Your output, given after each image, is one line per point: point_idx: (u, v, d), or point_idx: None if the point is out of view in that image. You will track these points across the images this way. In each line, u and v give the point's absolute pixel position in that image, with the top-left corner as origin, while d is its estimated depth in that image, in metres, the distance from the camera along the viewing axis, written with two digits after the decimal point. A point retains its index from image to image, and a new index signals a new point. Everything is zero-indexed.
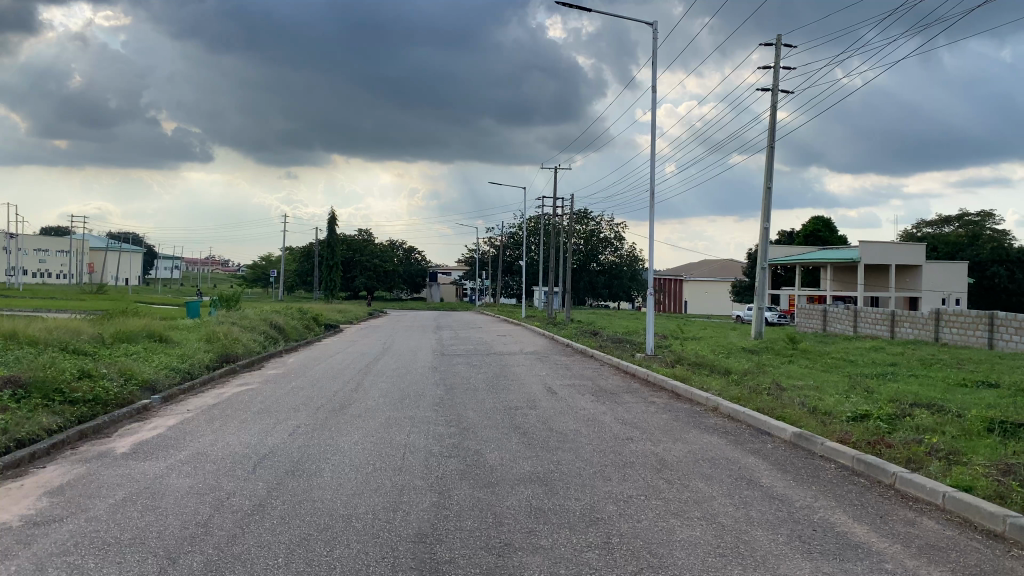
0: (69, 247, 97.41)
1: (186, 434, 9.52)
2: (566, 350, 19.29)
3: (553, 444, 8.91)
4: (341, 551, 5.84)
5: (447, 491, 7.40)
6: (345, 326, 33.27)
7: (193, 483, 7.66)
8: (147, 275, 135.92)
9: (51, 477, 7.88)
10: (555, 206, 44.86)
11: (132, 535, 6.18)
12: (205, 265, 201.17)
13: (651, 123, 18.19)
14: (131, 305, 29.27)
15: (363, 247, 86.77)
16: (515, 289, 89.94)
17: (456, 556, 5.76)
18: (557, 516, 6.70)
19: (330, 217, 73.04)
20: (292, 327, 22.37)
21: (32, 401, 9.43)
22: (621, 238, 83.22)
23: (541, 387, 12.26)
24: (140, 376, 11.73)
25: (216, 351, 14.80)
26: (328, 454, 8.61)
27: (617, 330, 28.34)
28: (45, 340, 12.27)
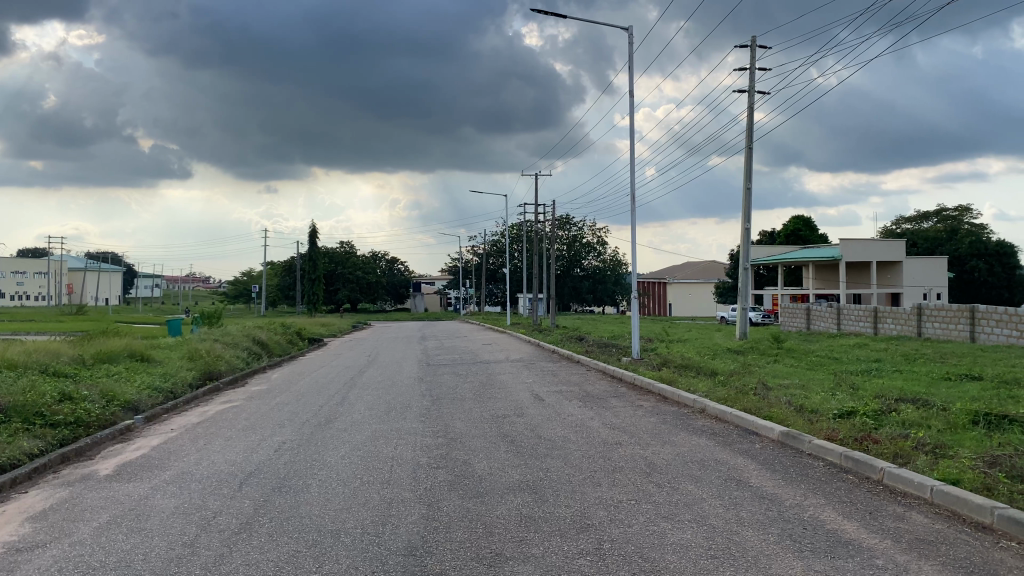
0: (46, 269, 96.24)
1: (170, 454, 9.41)
2: (554, 356, 19.27)
3: (542, 452, 8.88)
4: (330, 566, 5.79)
5: (436, 503, 7.34)
6: (329, 339, 33.08)
7: (178, 504, 7.56)
8: (127, 294, 134.60)
9: (33, 502, 7.76)
10: (536, 212, 44.78)
11: (117, 559, 6.09)
12: (187, 282, 199.42)
13: (629, 128, 18.23)
14: (111, 326, 28.86)
15: (346, 260, 86.40)
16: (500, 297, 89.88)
17: (447, 567, 5.73)
18: (547, 523, 6.67)
19: (312, 231, 72.69)
20: (275, 342, 22.17)
21: (12, 425, 9.28)
22: (603, 243, 83.37)
23: (528, 394, 12.23)
24: (122, 397, 11.57)
25: (198, 369, 14.62)
26: (315, 469, 8.53)
27: (602, 335, 28.47)
28: (24, 363, 12.08)
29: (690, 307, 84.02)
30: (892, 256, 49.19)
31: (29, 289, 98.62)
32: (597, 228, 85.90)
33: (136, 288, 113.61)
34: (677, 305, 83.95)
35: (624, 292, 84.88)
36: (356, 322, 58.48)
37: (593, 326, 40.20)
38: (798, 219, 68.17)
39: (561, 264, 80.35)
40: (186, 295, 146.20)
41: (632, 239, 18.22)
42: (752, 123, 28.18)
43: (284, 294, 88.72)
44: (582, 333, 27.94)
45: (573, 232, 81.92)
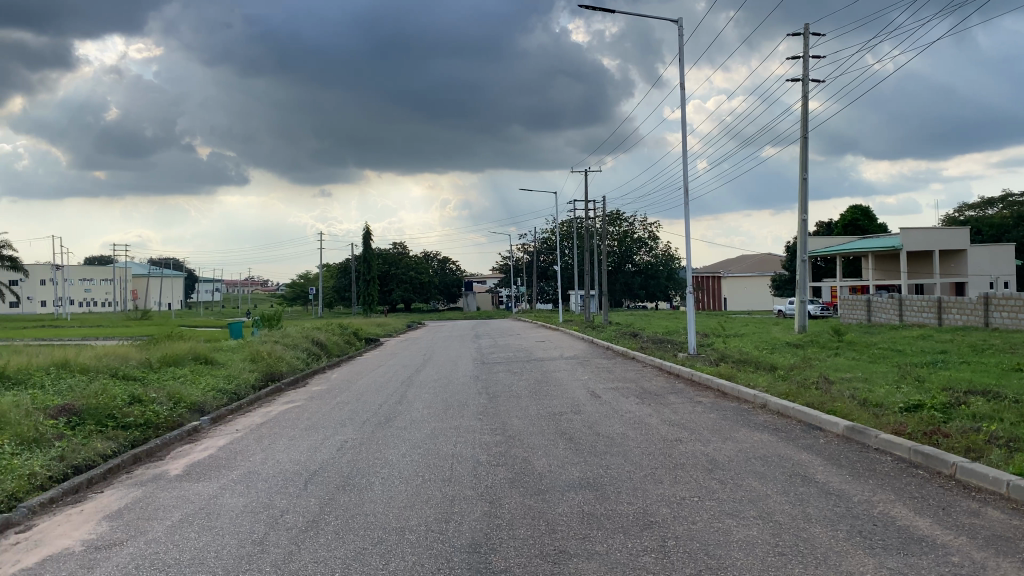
0: (111, 275, 99.09)
1: (237, 453, 9.67)
2: (608, 353, 19.22)
3: (601, 449, 8.85)
4: (396, 563, 5.89)
5: (498, 500, 7.39)
6: (385, 339, 33.43)
7: (247, 502, 7.75)
8: (190, 298, 138.32)
9: (109, 502, 8.06)
10: (587, 207, 44.55)
11: (191, 556, 6.27)
12: (247, 284, 204.95)
13: (682, 121, 18.03)
14: (177, 330, 29.65)
15: (398, 261, 87.31)
16: (551, 294, 89.77)
17: (511, 564, 5.76)
18: (610, 520, 6.66)
19: (365, 233, 73.47)
20: (334, 343, 22.51)
21: (86, 428, 9.71)
22: (654, 237, 82.72)
23: (585, 392, 12.18)
24: (189, 399, 11.87)
25: (261, 371, 14.93)
26: (377, 467, 8.67)
27: (657, 331, 28.21)
28: (94, 367, 12.52)
29: (743, 301, 82.83)
30: (956, 244, 47.73)
31: (96, 295, 101.61)
32: (648, 222, 85.27)
33: (197, 291, 116.22)
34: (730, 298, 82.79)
35: (677, 287, 84.07)
36: (411, 321, 58.98)
37: (645, 322, 39.68)
38: (856, 209, 66.57)
39: (612, 259, 79.95)
40: (246, 298, 149.86)
41: (688, 233, 17.97)
42: (808, 112, 27.57)
43: (340, 294, 90.25)
44: (638, 330, 27.79)
45: (623, 228, 81.41)
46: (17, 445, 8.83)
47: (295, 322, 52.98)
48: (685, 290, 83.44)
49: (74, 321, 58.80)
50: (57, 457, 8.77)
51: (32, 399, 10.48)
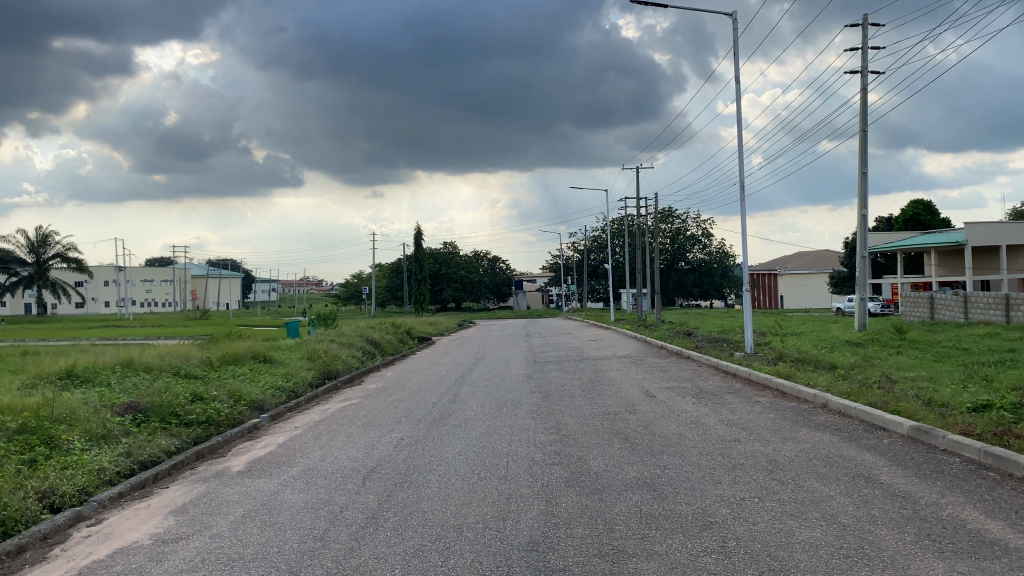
0: (172, 276, 101.81)
1: (295, 450, 9.83)
2: (662, 352, 19.06)
3: (658, 449, 8.76)
4: (455, 560, 5.92)
5: (555, 499, 7.39)
6: (439, 338, 33.69)
7: (307, 498, 7.88)
8: (248, 298, 141.28)
9: (174, 497, 8.27)
10: (640, 205, 44.24)
11: (255, 551, 6.39)
12: (300, 284, 208.56)
13: (738, 116, 17.79)
14: (237, 329, 30.33)
15: (449, 260, 87.84)
16: (602, 293, 89.37)
17: (571, 563, 5.74)
18: (669, 521, 6.60)
19: (416, 233, 74.13)
20: (388, 342, 22.73)
21: (151, 425, 9.99)
22: (708, 235, 81.75)
23: (640, 392, 12.09)
24: (248, 397, 12.11)
25: (318, 369, 15.14)
26: (434, 465, 8.72)
27: (711, 329, 27.86)
28: (158, 366, 12.87)
29: (799, 299, 81.38)
30: None
31: (158, 296, 104.41)
32: (699, 219, 84.37)
33: (253, 292, 118.72)
34: (785, 296, 81.34)
35: (732, 285, 82.89)
36: (462, 320, 59.26)
37: (704, 321, 37.04)
38: (917, 203, 64.79)
39: (665, 257, 79.24)
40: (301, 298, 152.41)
41: (744, 230, 17.70)
42: (866, 105, 26.95)
43: (392, 294, 91.34)
44: (692, 329, 27.44)
45: (675, 225, 80.62)
46: (87, 442, 9.13)
47: (350, 320, 53.78)
48: (740, 288, 82.14)
49: (137, 321, 60.78)
50: (124, 453, 9.04)
51: (99, 396, 10.82)
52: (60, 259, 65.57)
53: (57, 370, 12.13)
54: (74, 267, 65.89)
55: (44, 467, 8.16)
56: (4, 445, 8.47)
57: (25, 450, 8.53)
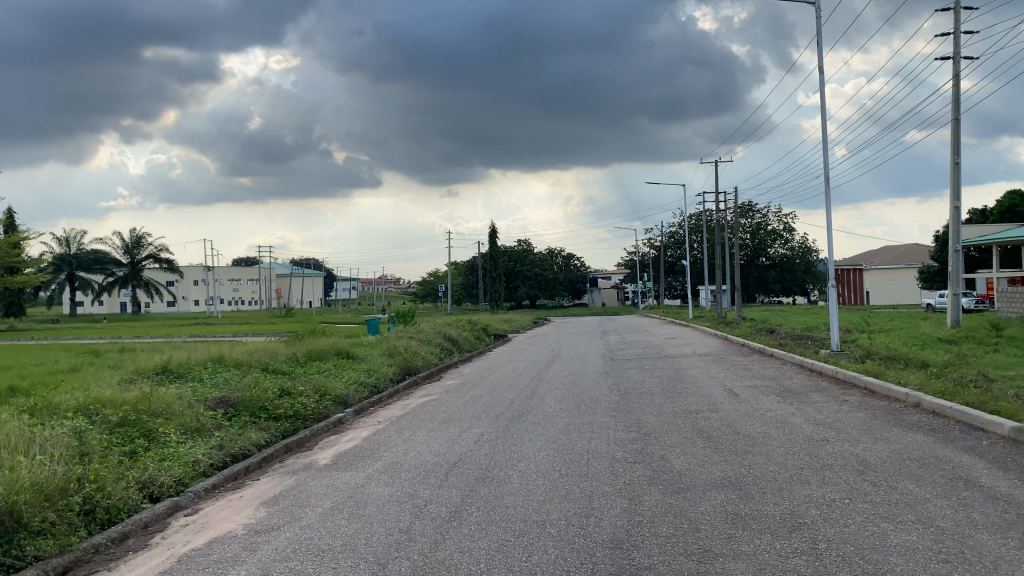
0: (256, 275, 105.28)
1: (379, 444, 10.04)
2: (744, 349, 18.74)
3: (742, 449, 8.61)
4: (539, 556, 5.95)
5: (638, 497, 7.35)
6: (514, 335, 33.99)
7: (392, 492, 8.04)
8: (329, 297, 144.64)
9: (265, 489, 8.55)
10: (719, 200, 43.56)
11: (343, 542, 6.56)
12: (378, 282, 212.94)
13: (823, 107, 17.33)
14: (322, 326, 31.26)
15: (523, 258, 88.27)
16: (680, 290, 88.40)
17: (656, 562, 5.70)
18: (756, 521, 6.48)
19: (491, 231, 74.66)
20: (466, 339, 23.00)
21: (242, 419, 10.38)
22: (790, 229, 79.74)
23: (721, 390, 11.91)
24: (333, 392, 12.43)
25: (398, 365, 15.42)
26: (515, 461, 8.79)
27: (796, 325, 27.30)
28: (247, 361, 13.33)
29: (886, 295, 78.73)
30: None
31: (244, 294, 108.08)
32: (781, 214, 82.26)
33: (334, 290, 121.78)
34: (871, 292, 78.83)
35: (816, 281, 80.68)
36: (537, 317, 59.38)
37: (790, 321, 32.20)
38: (1013, 194, 61.80)
39: (745, 253, 77.70)
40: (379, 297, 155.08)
41: (829, 224, 17.22)
42: (959, 92, 25.89)
43: (468, 292, 92.24)
44: (774, 326, 26.90)
45: (756, 220, 78.92)
46: (182, 434, 9.52)
47: (428, 318, 54.72)
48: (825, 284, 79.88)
49: (224, 321, 56.58)
50: (217, 446, 9.39)
51: (193, 391, 11.28)
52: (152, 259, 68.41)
53: (154, 366, 12.68)
54: (165, 267, 68.64)
55: (144, 458, 8.55)
56: (107, 437, 8.91)
57: (126, 442, 8.95)
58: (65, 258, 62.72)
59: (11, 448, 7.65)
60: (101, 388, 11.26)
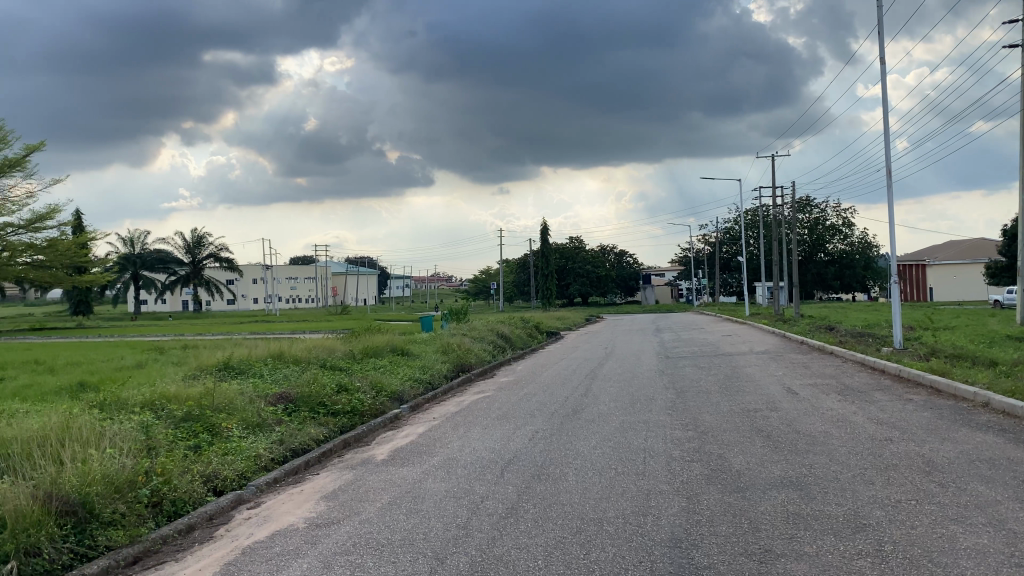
0: (313, 273, 107.15)
1: (435, 440, 10.14)
2: (803, 347, 18.42)
3: (803, 448, 8.46)
4: (597, 554, 5.94)
5: (696, 496, 7.29)
6: (567, 332, 34.00)
7: (449, 487, 8.12)
8: (382, 295, 146.30)
9: (324, 483, 8.71)
10: (776, 196, 42.89)
11: (402, 536, 6.65)
12: (430, 280, 214.93)
13: (884, 99, 16.94)
14: (377, 323, 31.71)
15: (575, 255, 88.11)
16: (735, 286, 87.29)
17: (716, 561, 5.65)
18: (819, 521, 6.37)
19: (542, 228, 74.62)
20: (518, 336, 23.06)
21: (301, 414, 10.60)
22: (849, 224, 77.98)
23: (779, 388, 11.72)
24: (390, 388, 12.60)
25: (452, 362, 15.55)
26: (570, 458, 8.79)
27: (857, 323, 26.77)
28: (306, 358, 13.59)
29: (949, 292, 76.46)
30: None
31: (301, 292, 110.16)
32: (839, 208, 80.40)
33: (389, 287, 123.22)
34: (934, 288, 76.63)
35: (877, 277, 78.57)
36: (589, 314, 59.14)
37: (848, 322, 28.38)
38: None
39: (803, 249, 76.26)
40: (432, 295, 156.41)
41: (892, 219, 16.83)
42: None
43: (519, 289, 92.40)
44: (835, 322, 26.42)
45: (814, 215, 77.40)
46: (244, 429, 9.76)
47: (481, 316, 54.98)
48: (886, 280, 77.74)
49: (286, 320, 51.36)
50: (278, 441, 9.60)
51: (255, 387, 11.55)
52: (213, 259, 70.00)
53: (216, 363, 13.01)
54: (225, 266, 70.15)
55: (208, 452, 8.78)
56: (173, 432, 9.17)
57: (191, 436, 9.20)
58: (128, 257, 65.41)
59: (83, 441, 7.93)
60: (166, 384, 11.60)
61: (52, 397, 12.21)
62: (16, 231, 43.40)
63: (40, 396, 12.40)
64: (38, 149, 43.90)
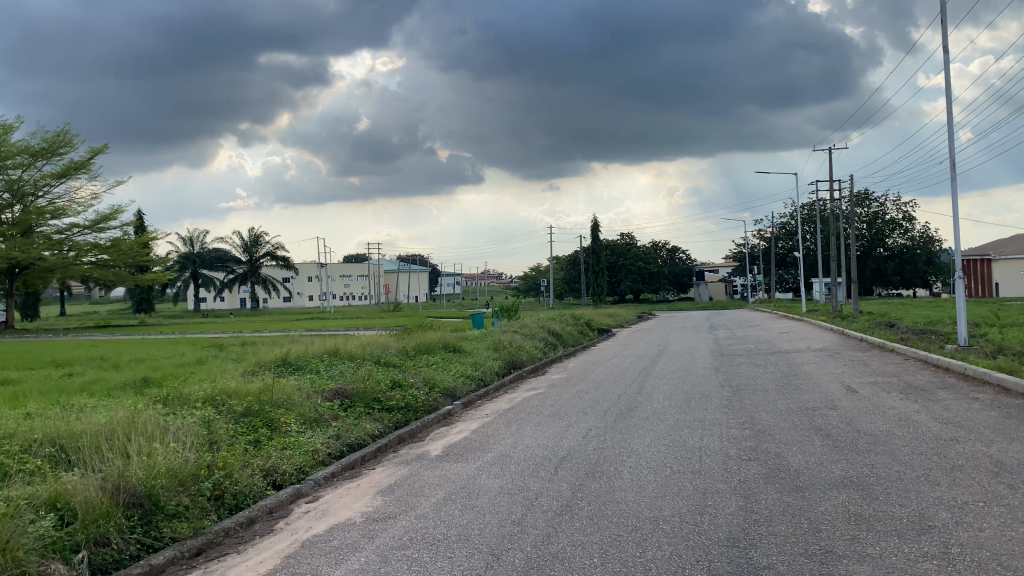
0: (366, 271, 108.69)
1: (488, 436, 10.19)
2: (862, 344, 18.03)
3: (864, 447, 8.29)
4: (653, 552, 5.91)
5: (753, 495, 7.20)
6: (619, 329, 33.92)
7: (503, 484, 8.15)
8: (433, 292, 147.41)
9: (381, 478, 8.83)
10: (833, 189, 42.07)
11: (458, 532, 6.71)
12: (481, 277, 215.90)
13: (947, 89, 16.49)
14: (431, 320, 32.06)
15: (626, 251, 87.57)
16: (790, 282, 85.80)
17: (775, 561, 5.57)
18: (881, 523, 6.23)
19: (592, 225, 74.35)
20: (569, 333, 23.05)
21: (356, 409, 10.75)
22: (910, 218, 76.00)
23: (838, 386, 11.49)
24: (442, 384, 12.71)
25: (503, 359, 15.63)
26: (624, 456, 8.75)
27: (920, 319, 26.11)
28: (360, 354, 13.79)
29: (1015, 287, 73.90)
30: None
31: (355, 289, 111.78)
32: (899, 202, 78.41)
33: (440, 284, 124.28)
34: (1000, 283, 74.17)
35: (939, 272, 76.26)
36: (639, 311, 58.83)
37: (933, 321, 24.22)
38: None
39: (861, 244, 74.60)
40: (483, 293, 156.87)
41: (956, 213, 16.36)
42: None
43: (569, 286, 92.29)
44: (896, 319, 25.80)
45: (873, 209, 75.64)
46: (302, 424, 9.95)
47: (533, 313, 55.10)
48: (949, 275, 75.43)
49: (339, 321, 46.21)
50: (335, 436, 9.76)
51: (311, 382, 11.78)
52: (270, 257, 71.45)
53: (274, 359, 13.29)
54: (281, 264, 71.50)
55: (267, 447, 8.98)
56: (233, 427, 9.39)
57: (251, 431, 9.42)
58: (188, 256, 67.87)
59: (148, 435, 8.18)
60: (226, 379, 11.91)
61: (118, 392, 12.65)
62: (82, 231, 44.93)
63: (107, 391, 12.86)
64: (102, 152, 45.36)
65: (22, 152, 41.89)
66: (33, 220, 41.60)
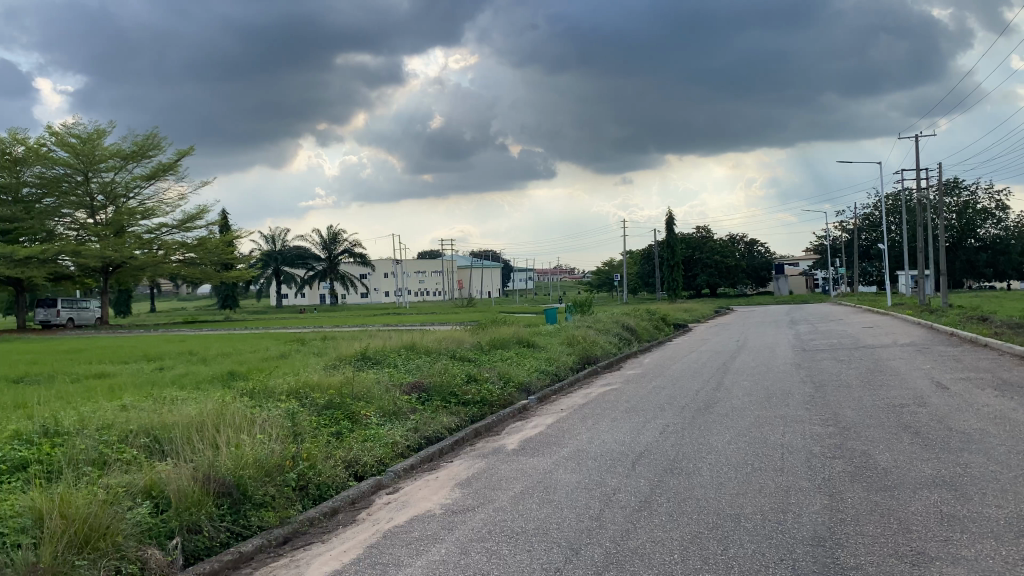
0: (440, 266, 110.01)
1: (564, 431, 10.21)
2: (954, 339, 17.37)
3: (956, 445, 7.99)
4: (735, 550, 5.83)
5: (839, 493, 7.02)
6: (695, 324, 33.54)
7: (580, 479, 8.17)
8: (505, 287, 147.88)
9: (459, 471, 8.96)
10: (919, 178, 40.59)
11: (536, 525, 6.76)
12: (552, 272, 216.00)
13: None
14: (507, 316, 32.31)
15: (701, 245, 86.20)
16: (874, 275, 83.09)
17: (864, 563, 5.42)
18: (976, 524, 6.00)
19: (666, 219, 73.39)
20: (644, 328, 22.88)
21: (434, 403, 10.92)
22: (1004, 207, 72.68)
23: (928, 383, 11.08)
24: (517, 378, 12.80)
25: (578, 354, 15.63)
26: (703, 452, 8.65)
27: (1016, 313, 24.99)
28: (436, 349, 13.99)
29: None
30: None
31: (429, 285, 113.21)
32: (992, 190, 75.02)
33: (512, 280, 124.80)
34: None
35: None
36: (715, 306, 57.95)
37: None
38: None
39: (951, 234, 71.68)
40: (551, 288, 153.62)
41: None
42: None
43: (643, 281, 91.16)
44: (990, 313, 24.76)
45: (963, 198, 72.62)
46: (381, 417, 10.16)
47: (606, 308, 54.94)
48: None
49: (414, 321, 39.71)
50: (413, 429, 9.94)
51: (389, 376, 12.02)
52: (348, 254, 73.05)
53: (354, 353, 13.61)
54: (358, 261, 73.01)
55: (349, 439, 9.20)
56: (316, 419, 9.66)
57: (333, 424, 9.67)
58: (270, 255, 69.41)
59: (237, 427, 8.50)
60: (307, 373, 12.26)
61: (206, 385, 13.17)
62: (170, 231, 46.78)
63: (196, 384, 13.41)
64: (188, 153, 47.06)
65: (114, 155, 43.86)
66: (124, 220, 43.62)
